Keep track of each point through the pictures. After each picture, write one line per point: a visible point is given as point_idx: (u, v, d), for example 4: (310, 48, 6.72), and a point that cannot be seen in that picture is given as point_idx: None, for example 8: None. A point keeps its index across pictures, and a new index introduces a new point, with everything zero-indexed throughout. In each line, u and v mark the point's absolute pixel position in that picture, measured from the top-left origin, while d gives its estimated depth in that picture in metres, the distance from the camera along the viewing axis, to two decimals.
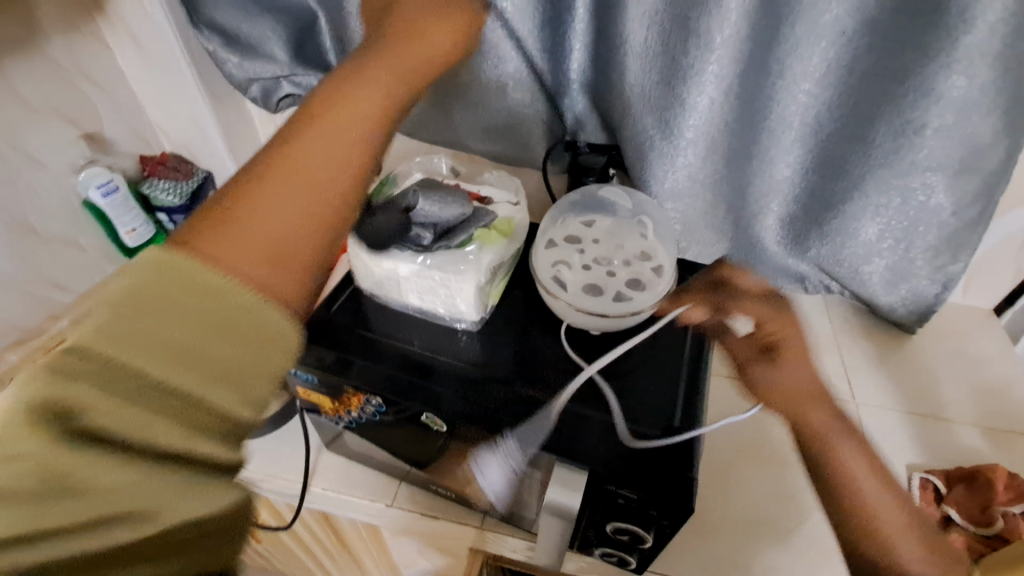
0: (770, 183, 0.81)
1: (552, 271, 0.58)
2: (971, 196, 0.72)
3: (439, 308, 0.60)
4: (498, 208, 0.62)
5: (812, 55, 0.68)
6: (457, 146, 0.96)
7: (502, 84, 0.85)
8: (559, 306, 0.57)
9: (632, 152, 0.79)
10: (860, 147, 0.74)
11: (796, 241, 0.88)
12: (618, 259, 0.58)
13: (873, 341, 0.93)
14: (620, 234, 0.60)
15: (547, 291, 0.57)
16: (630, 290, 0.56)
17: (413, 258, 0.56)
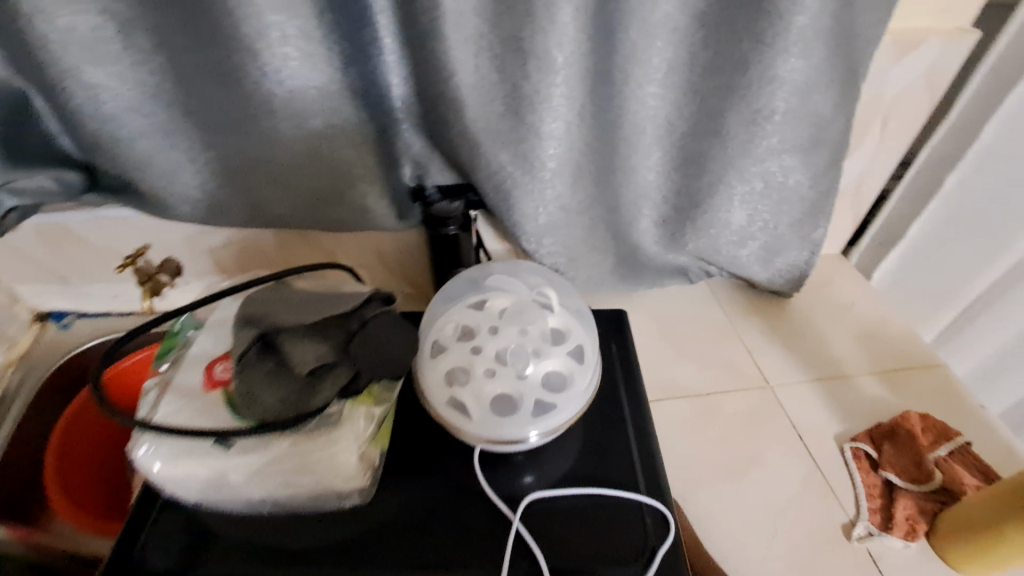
0: (638, 190, 0.76)
1: (449, 393, 0.45)
2: (824, 169, 0.74)
3: (304, 498, 0.46)
4: (360, 364, 0.45)
5: (650, 56, 0.63)
6: (275, 224, 0.76)
7: (313, 145, 0.68)
8: (468, 440, 0.45)
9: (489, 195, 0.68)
10: (716, 140, 0.71)
11: (672, 240, 0.84)
12: (525, 352, 0.46)
13: (762, 313, 0.94)
14: (523, 315, 0.49)
15: (448, 427, 0.45)
16: (550, 394, 0.45)
17: (272, 448, 0.43)
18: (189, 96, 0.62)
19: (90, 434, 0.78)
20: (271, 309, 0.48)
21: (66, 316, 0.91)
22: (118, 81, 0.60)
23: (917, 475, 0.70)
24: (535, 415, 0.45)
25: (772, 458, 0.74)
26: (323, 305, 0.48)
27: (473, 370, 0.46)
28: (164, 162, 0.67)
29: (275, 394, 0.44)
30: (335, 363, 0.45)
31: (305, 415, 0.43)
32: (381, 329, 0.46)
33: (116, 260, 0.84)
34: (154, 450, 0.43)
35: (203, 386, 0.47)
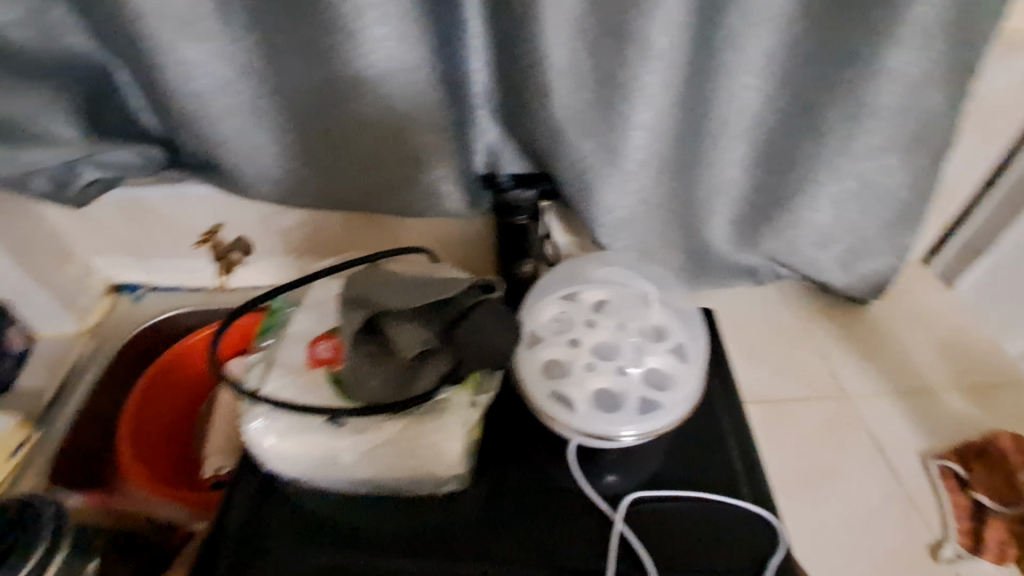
0: (718, 185, 0.73)
1: (553, 389, 0.52)
2: (923, 170, 0.69)
3: (405, 482, 0.51)
4: (464, 354, 0.50)
5: (750, 45, 0.60)
6: (347, 207, 0.76)
7: (393, 129, 0.67)
8: (573, 429, 0.51)
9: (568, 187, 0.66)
10: (809, 135, 0.68)
11: (747, 239, 0.80)
12: (627, 350, 0.53)
13: (835, 319, 0.89)
14: (622, 319, 0.55)
15: (552, 417, 0.51)
16: (651, 393, 0.51)
17: (378, 430, 0.49)
18: (281, 75, 0.63)
19: (164, 400, 0.81)
20: (376, 290, 0.52)
21: (138, 288, 0.92)
22: (213, 58, 0.61)
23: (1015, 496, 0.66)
24: (639, 410, 0.51)
25: (849, 471, 0.71)
26: (427, 289, 0.52)
27: (577, 363, 0.53)
28: (248, 141, 0.68)
29: (381, 377, 0.49)
30: (436, 349, 0.51)
31: (408, 400, 0.48)
32: (485, 324, 0.52)
33: (191, 237, 0.86)
34: (269, 425, 0.49)
35: (305, 364, 0.52)
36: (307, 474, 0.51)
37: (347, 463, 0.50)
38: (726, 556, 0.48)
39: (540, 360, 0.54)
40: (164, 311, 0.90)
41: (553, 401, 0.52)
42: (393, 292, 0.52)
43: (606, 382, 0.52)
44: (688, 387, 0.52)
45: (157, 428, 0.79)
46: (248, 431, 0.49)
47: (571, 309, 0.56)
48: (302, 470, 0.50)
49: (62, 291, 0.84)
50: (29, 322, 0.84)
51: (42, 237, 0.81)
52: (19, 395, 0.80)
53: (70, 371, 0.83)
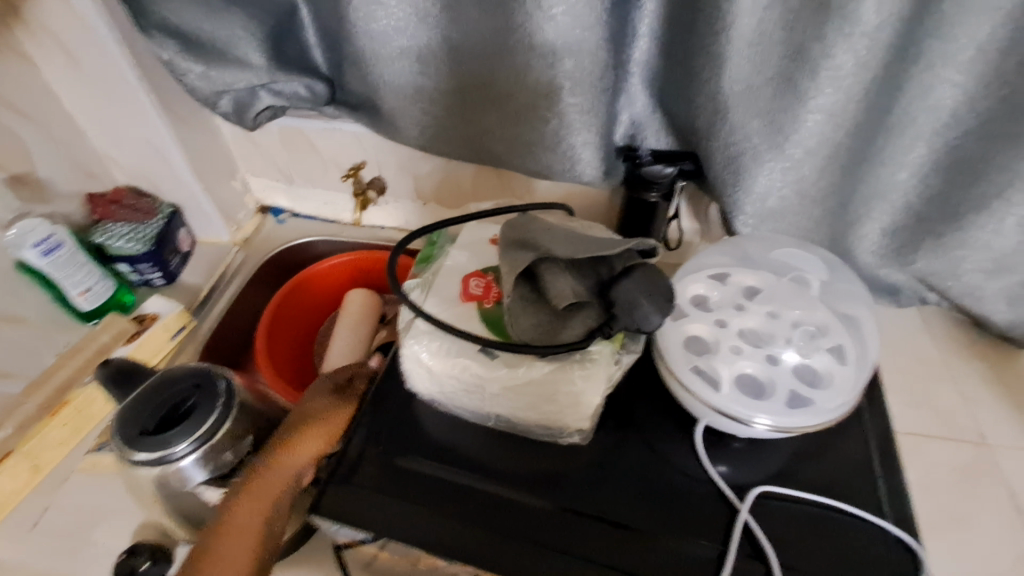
0: (881, 188, 0.67)
1: (696, 364, 0.53)
2: None
3: (529, 425, 0.53)
4: (620, 310, 0.50)
5: (966, 32, 0.54)
6: (486, 159, 0.78)
7: (547, 86, 0.67)
8: (715, 409, 0.51)
9: (718, 167, 0.63)
10: (1012, 144, 0.60)
11: (899, 253, 0.73)
12: (779, 340, 0.53)
13: (987, 359, 0.79)
14: (779, 310, 0.56)
15: (693, 393, 0.52)
16: (803, 387, 0.51)
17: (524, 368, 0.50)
18: (453, 23, 0.65)
19: (296, 313, 0.89)
20: (533, 235, 0.54)
21: (283, 212, 1.02)
22: (394, 1, 0.64)
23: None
24: (787, 402, 0.51)
25: (982, 523, 0.64)
26: (585, 243, 0.52)
27: (724, 345, 0.53)
28: (409, 85, 0.72)
29: (532, 320, 0.50)
30: (589, 302, 0.51)
31: (557, 346, 0.49)
32: (643, 281, 0.50)
33: (336, 171, 0.93)
34: (420, 343, 0.52)
35: (459, 296, 0.55)
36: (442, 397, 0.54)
37: (489, 395, 0.52)
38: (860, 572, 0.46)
39: (684, 336, 0.55)
40: (301, 236, 0.99)
41: (697, 376, 0.52)
42: (550, 241, 0.52)
43: (755, 368, 0.52)
44: (844, 388, 0.52)
45: (286, 334, 0.87)
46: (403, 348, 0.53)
47: (718, 294, 0.58)
48: (441, 391, 0.54)
49: (223, 204, 0.94)
50: (194, 227, 0.96)
51: (215, 153, 0.91)
52: (180, 289, 0.92)
53: (221, 277, 0.93)
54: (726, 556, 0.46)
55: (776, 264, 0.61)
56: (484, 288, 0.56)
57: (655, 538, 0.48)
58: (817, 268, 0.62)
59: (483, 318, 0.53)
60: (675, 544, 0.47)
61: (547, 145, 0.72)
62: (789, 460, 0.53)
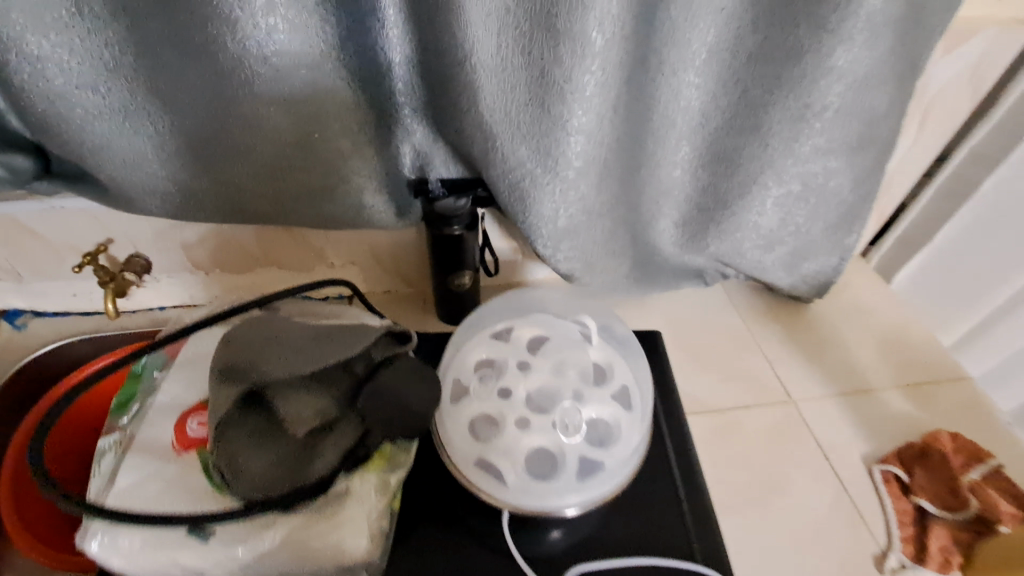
0: (661, 188, 0.69)
1: (489, 459, 0.58)
2: (866, 172, 0.67)
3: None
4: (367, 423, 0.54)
5: (691, 40, 0.56)
6: (256, 218, 0.66)
7: (301, 134, 0.58)
8: (512, 504, 0.57)
9: (509, 197, 0.61)
10: (755, 137, 0.64)
11: (692, 240, 0.77)
12: (563, 404, 0.59)
13: (781, 320, 0.88)
14: (560, 374, 0.61)
15: (490, 490, 0.57)
16: (588, 448, 0.58)
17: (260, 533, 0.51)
18: (155, 71, 0.52)
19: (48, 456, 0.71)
20: (259, 361, 0.53)
21: (21, 314, 0.81)
22: (63, 50, 0.49)
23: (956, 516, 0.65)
24: (577, 474, 0.57)
25: (797, 479, 0.70)
26: (325, 347, 0.54)
27: (510, 419, 0.59)
28: (126, 150, 0.57)
29: (268, 459, 0.51)
30: (339, 418, 0.54)
31: (299, 486, 0.51)
32: (395, 379, 0.55)
33: (78, 256, 0.75)
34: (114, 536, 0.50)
35: (179, 449, 0.56)
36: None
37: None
38: None
39: (471, 419, 0.60)
40: (52, 340, 0.80)
41: (490, 474, 0.57)
42: (276, 360, 0.53)
43: (544, 443, 0.58)
44: (628, 443, 0.59)
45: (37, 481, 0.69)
46: (93, 546, 0.50)
47: (501, 357, 0.63)
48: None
49: None
50: None
51: None
52: None
53: None
54: None
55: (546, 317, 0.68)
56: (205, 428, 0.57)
57: None
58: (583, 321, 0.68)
59: (202, 465, 0.55)
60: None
61: (322, 196, 0.64)
62: (599, 526, 0.62)
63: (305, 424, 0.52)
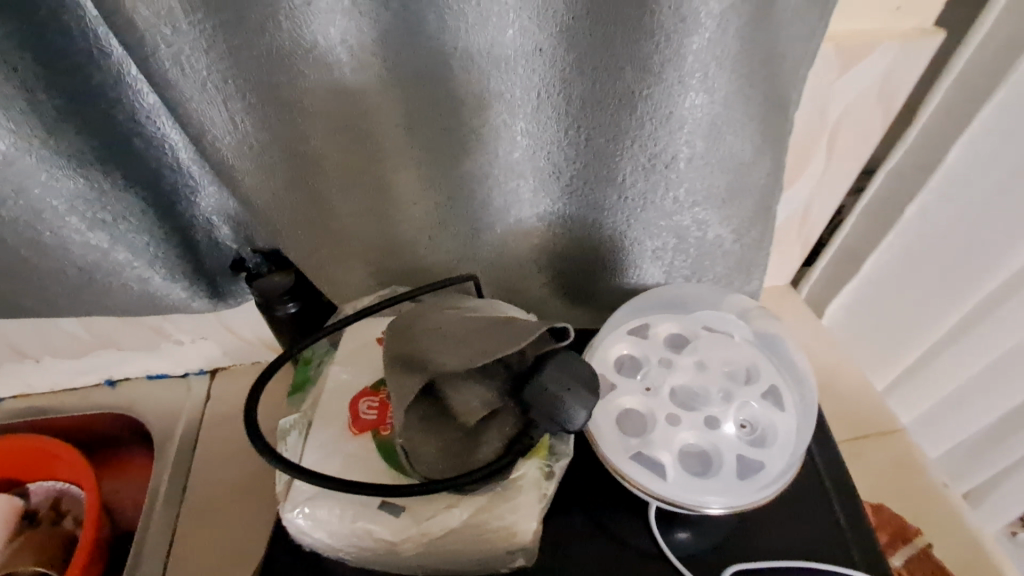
0: (519, 244, 0.60)
1: (642, 451, 0.50)
2: (750, 220, 0.57)
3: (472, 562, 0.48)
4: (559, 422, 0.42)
5: (507, 85, 0.47)
6: (10, 313, 0.54)
7: (31, 232, 0.47)
8: (667, 499, 0.48)
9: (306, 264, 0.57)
10: (609, 188, 0.55)
11: (577, 296, 0.67)
12: (713, 405, 0.51)
13: None
14: (705, 356, 0.54)
15: (640, 487, 0.49)
16: (746, 446, 0.50)
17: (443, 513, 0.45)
18: None
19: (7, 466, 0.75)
20: (426, 343, 0.45)
21: None
22: None
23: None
24: (733, 472, 0.49)
25: None
26: (491, 334, 0.43)
27: (659, 417, 0.51)
28: None
29: (441, 447, 0.45)
30: (503, 408, 0.45)
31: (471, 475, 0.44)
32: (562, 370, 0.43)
33: None
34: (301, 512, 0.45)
35: (350, 430, 0.49)
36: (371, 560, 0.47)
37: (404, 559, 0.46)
38: None
39: (620, 409, 0.52)
40: None
41: (648, 468, 0.49)
42: (443, 349, 0.44)
43: (696, 439, 0.50)
44: (778, 447, 0.50)
45: None
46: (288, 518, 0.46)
47: (642, 353, 0.55)
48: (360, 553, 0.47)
49: None
50: None
51: None
52: None
53: None
54: None
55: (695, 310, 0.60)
56: (378, 411, 0.50)
57: None
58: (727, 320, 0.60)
59: (383, 452, 0.48)
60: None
61: (84, 290, 0.53)
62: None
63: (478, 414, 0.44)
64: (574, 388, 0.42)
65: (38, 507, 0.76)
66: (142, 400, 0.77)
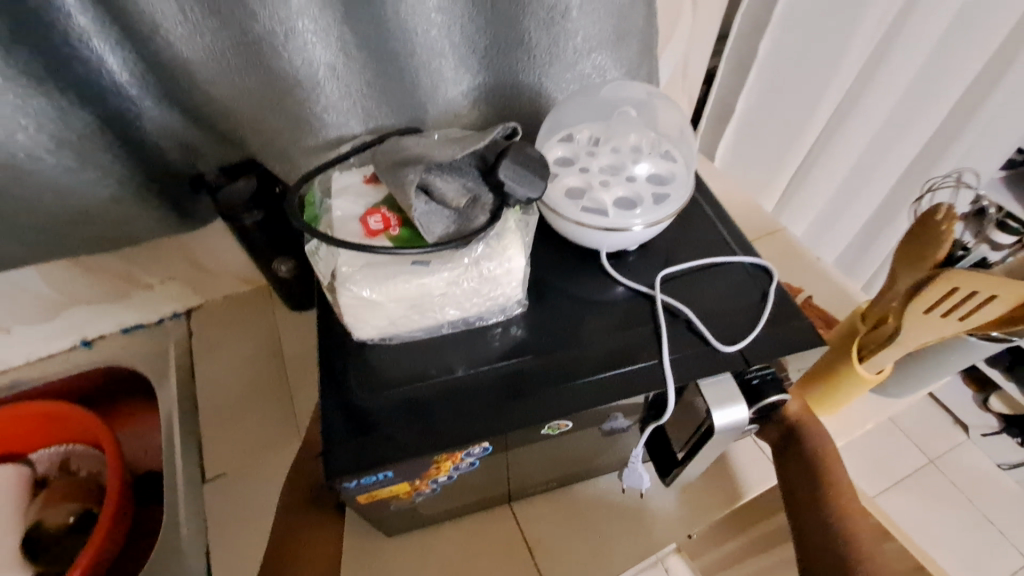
0: (451, 121, 0.68)
1: (585, 208, 0.58)
2: (637, 61, 0.68)
3: (482, 311, 0.57)
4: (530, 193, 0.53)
5: None
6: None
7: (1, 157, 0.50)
8: (611, 233, 0.58)
9: (267, 155, 0.61)
10: (520, 49, 0.63)
11: None
12: (630, 163, 0.60)
13: None
14: (615, 132, 0.62)
15: (591, 227, 0.58)
16: (659, 186, 0.59)
17: (460, 260, 0.53)
18: None
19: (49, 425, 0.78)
20: (408, 154, 0.55)
21: None
22: None
23: (920, 256, 0.52)
24: (654, 203, 0.59)
25: None
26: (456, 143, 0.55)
27: (595, 181, 0.59)
28: None
29: (445, 224, 0.53)
30: (480, 192, 0.54)
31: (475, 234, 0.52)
32: (521, 151, 0.54)
33: None
34: (359, 282, 0.50)
35: (363, 233, 0.53)
36: (397, 330, 0.55)
37: (433, 319, 0.55)
38: (726, 305, 0.59)
39: (563, 185, 0.59)
40: None
41: (596, 219, 0.58)
42: (425, 153, 0.55)
43: (625, 188, 0.59)
44: (681, 181, 0.60)
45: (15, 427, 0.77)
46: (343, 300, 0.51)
47: (574, 146, 0.62)
48: (391, 324, 0.54)
49: None
50: None
51: None
52: None
53: None
54: (659, 329, 0.56)
55: (610, 94, 0.65)
56: (384, 219, 0.54)
57: (603, 371, 0.54)
58: (631, 95, 0.65)
59: (400, 242, 0.53)
60: (629, 376, 0.54)
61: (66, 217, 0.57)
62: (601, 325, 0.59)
63: (460, 197, 0.54)
64: (530, 163, 0.54)
65: (47, 472, 0.81)
66: (124, 352, 0.80)
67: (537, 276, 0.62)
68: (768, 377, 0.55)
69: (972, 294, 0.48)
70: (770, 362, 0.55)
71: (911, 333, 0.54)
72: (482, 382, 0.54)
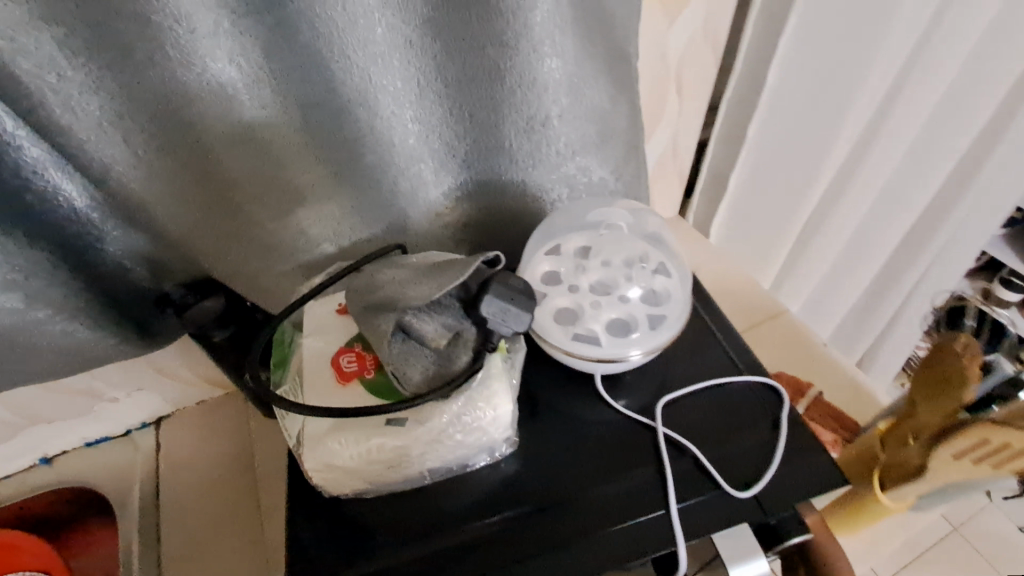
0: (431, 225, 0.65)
1: (575, 334, 0.57)
2: (623, 160, 0.66)
3: (468, 455, 0.54)
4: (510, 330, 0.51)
5: (389, 80, 0.52)
6: None
7: None
8: (602, 362, 0.56)
9: (232, 269, 0.58)
10: (501, 155, 0.61)
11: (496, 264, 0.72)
12: (621, 284, 0.58)
13: None
14: (605, 246, 0.61)
15: (581, 355, 0.56)
16: (652, 308, 0.58)
17: (439, 417, 0.51)
18: None
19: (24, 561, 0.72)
20: (384, 294, 0.53)
21: None
22: None
23: (942, 388, 0.47)
24: (645, 328, 0.57)
25: None
26: (434, 280, 0.52)
27: (585, 304, 0.58)
28: None
29: (423, 370, 0.51)
30: (462, 330, 0.52)
31: (455, 381, 0.50)
32: (504, 285, 0.52)
33: None
34: (323, 448, 0.51)
35: (335, 381, 0.54)
36: (374, 486, 0.53)
37: (414, 469, 0.52)
38: (729, 435, 0.56)
39: (552, 306, 0.58)
40: None
41: (585, 346, 0.56)
42: (402, 293, 0.52)
43: (616, 312, 0.57)
44: (676, 300, 0.58)
45: None
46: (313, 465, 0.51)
47: (563, 262, 0.60)
48: (373, 480, 0.52)
49: None
50: None
51: None
52: None
53: None
54: (666, 489, 0.52)
55: (592, 217, 0.64)
56: (358, 362, 0.55)
57: (605, 527, 0.51)
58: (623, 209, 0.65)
59: (372, 390, 0.54)
60: (636, 533, 0.50)
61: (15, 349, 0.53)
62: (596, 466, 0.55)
63: (444, 338, 0.52)
64: (516, 297, 0.51)
65: None
66: (88, 469, 0.75)
67: (530, 391, 0.60)
68: (790, 520, 0.52)
69: (1006, 444, 0.44)
70: (790, 505, 0.51)
71: (937, 471, 0.49)
72: (475, 542, 0.51)
